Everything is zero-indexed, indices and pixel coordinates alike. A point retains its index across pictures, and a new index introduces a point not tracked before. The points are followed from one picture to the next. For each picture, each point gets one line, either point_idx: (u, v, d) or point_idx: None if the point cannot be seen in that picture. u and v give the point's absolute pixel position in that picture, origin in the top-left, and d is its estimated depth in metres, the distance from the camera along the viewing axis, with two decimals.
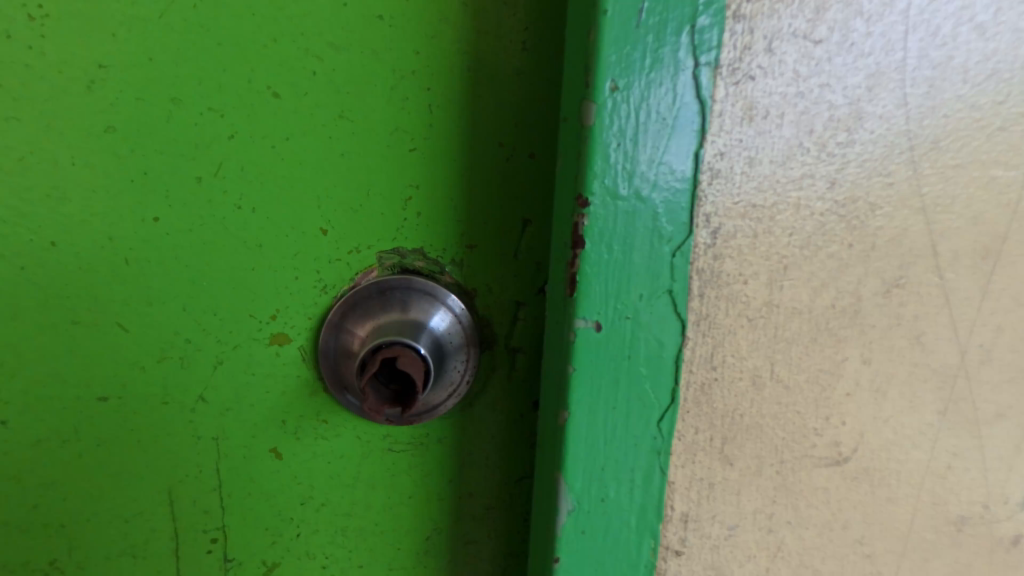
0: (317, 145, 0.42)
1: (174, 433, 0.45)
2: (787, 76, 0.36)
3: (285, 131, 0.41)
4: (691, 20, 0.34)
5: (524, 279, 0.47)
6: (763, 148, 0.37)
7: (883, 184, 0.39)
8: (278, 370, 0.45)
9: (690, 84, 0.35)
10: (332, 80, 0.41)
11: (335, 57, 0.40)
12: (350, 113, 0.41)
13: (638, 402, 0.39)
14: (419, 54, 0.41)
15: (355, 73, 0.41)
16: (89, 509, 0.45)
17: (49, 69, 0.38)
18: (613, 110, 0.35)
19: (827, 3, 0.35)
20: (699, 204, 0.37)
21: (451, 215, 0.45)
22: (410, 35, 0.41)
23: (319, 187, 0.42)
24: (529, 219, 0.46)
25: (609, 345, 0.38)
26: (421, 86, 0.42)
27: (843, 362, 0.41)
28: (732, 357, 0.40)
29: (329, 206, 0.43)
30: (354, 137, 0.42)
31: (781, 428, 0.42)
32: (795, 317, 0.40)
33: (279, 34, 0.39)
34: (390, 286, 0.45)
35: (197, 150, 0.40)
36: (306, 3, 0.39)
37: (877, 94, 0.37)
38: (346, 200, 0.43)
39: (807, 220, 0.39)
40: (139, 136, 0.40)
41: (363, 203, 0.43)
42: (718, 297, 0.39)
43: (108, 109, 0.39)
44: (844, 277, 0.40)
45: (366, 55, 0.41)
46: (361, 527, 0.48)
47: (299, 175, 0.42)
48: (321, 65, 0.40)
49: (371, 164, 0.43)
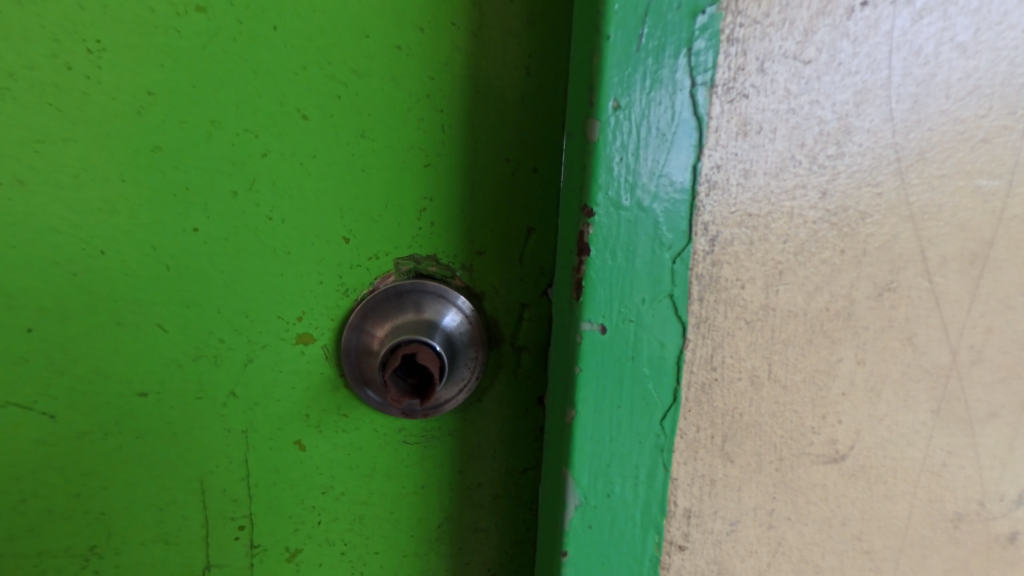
0: (341, 161, 0.45)
1: (207, 427, 0.47)
2: (779, 94, 0.39)
3: (312, 149, 0.44)
4: (688, 44, 0.37)
5: (533, 283, 0.49)
6: (757, 160, 0.39)
7: (872, 194, 0.41)
8: (302, 368, 0.48)
9: (687, 102, 0.38)
10: (355, 103, 0.44)
11: (358, 82, 0.43)
12: (371, 132, 0.44)
13: (641, 401, 0.41)
14: (438, 77, 0.44)
15: (377, 96, 0.44)
16: (127, 497, 0.47)
17: (103, 96, 0.41)
18: (616, 127, 0.38)
19: (815, 26, 0.38)
20: (698, 213, 0.40)
21: (463, 224, 0.47)
22: (428, 61, 0.44)
23: (343, 199, 0.45)
24: (534, 227, 0.48)
25: (614, 346, 0.41)
26: (436, 107, 0.45)
27: (837, 362, 0.43)
28: (730, 358, 0.42)
29: (351, 216, 0.46)
30: (375, 153, 0.45)
31: (779, 426, 0.44)
32: (791, 320, 0.42)
33: (308, 63, 0.42)
34: (406, 289, 0.47)
35: (233, 166, 0.44)
36: (333, 34, 0.42)
37: (864, 109, 0.40)
38: (366, 210, 0.46)
39: (801, 227, 0.41)
40: (181, 154, 0.43)
41: (383, 213, 0.46)
42: (718, 301, 0.41)
43: (155, 130, 0.42)
44: (837, 281, 0.42)
45: (387, 79, 0.43)
46: (378, 515, 0.51)
47: (325, 188, 0.45)
48: (346, 89, 0.43)
49: (390, 177, 0.45)
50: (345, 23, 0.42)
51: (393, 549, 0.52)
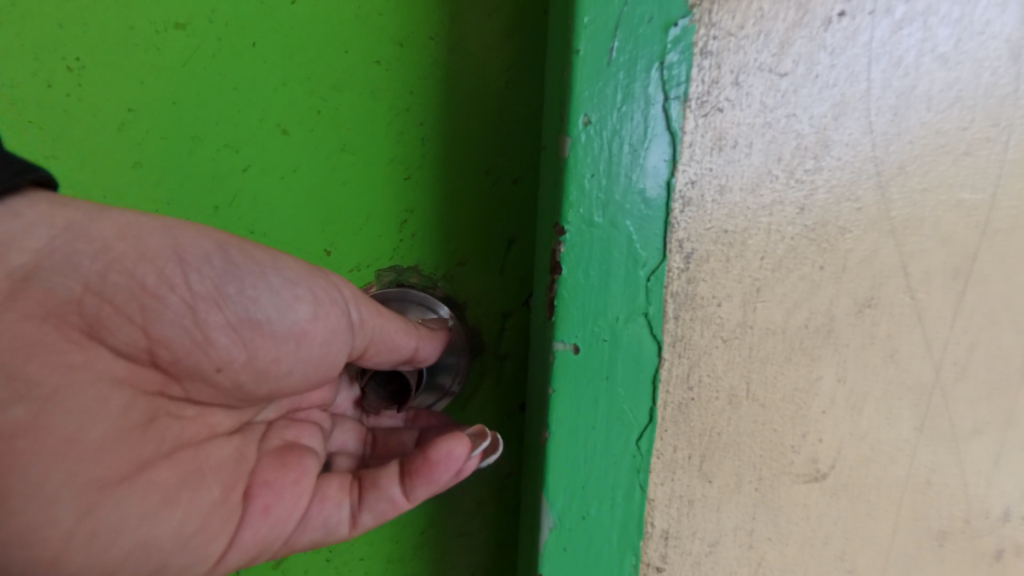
0: (322, 177, 0.44)
1: None
2: (754, 107, 0.38)
3: (293, 165, 0.43)
4: (660, 57, 0.36)
5: (516, 293, 0.48)
6: (733, 176, 0.38)
7: (851, 209, 0.40)
8: None
9: (661, 117, 0.37)
10: (336, 118, 0.43)
11: (338, 97, 0.42)
12: (352, 148, 0.43)
13: (616, 421, 0.41)
14: (421, 89, 0.43)
15: (359, 112, 0.43)
16: None
17: (81, 113, 0.40)
18: (588, 142, 0.37)
19: (791, 38, 0.37)
20: (673, 231, 0.39)
21: (448, 238, 0.46)
22: (409, 75, 0.43)
23: (325, 216, 0.44)
24: (515, 238, 0.47)
25: (588, 366, 0.40)
26: (418, 121, 0.44)
27: (817, 380, 0.42)
28: (708, 377, 0.41)
29: (333, 232, 0.45)
30: (357, 169, 0.44)
31: (758, 445, 0.43)
32: (770, 338, 0.41)
33: (288, 79, 0.42)
34: (387, 299, 0.47)
35: (213, 183, 0.43)
36: (313, 49, 0.41)
37: (843, 122, 0.39)
38: (348, 226, 0.45)
39: (779, 243, 0.40)
40: (160, 171, 0.42)
41: (365, 229, 0.45)
42: (693, 319, 0.40)
43: (133, 147, 0.41)
44: (816, 298, 0.41)
45: (368, 94, 0.43)
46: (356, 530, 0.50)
47: (306, 204, 0.44)
48: (327, 105, 0.42)
49: (372, 193, 0.44)
50: (325, 39, 0.41)
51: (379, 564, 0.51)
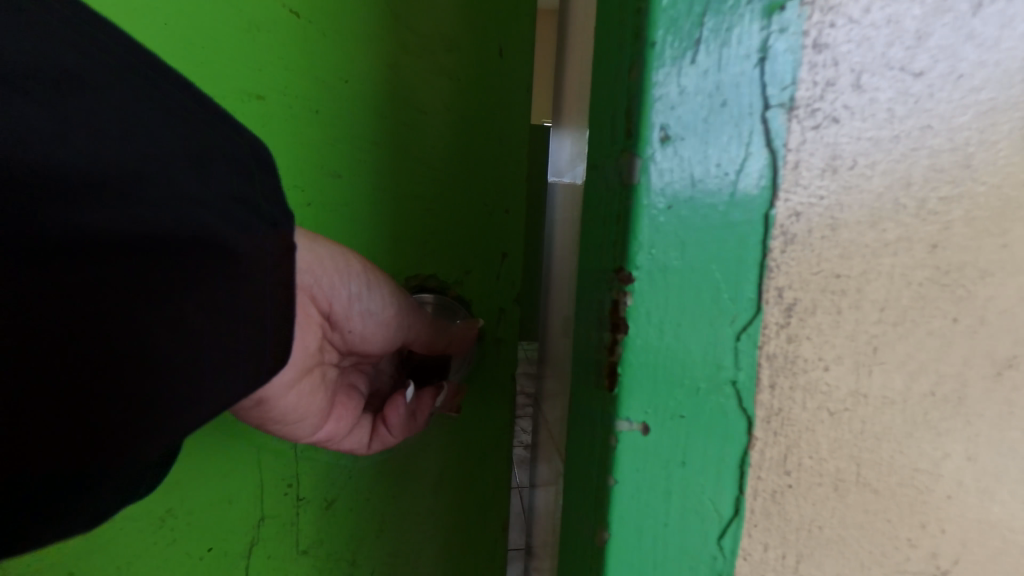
0: (368, 209, 0.58)
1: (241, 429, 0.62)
2: (879, 117, 0.29)
3: (345, 198, 0.57)
4: (761, 51, 0.27)
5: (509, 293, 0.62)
6: (847, 206, 0.30)
7: (995, 246, 0.31)
8: None
9: (758, 131, 0.28)
10: (377, 164, 0.57)
11: (378, 147, 0.57)
12: (391, 187, 0.58)
13: (694, 517, 0.32)
14: (442, 130, 0.58)
15: (394, 160, 0.57)
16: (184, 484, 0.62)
17: None
18: (664, 173, 0.28)
19: (929, 27, 0.28)
20: (769, 276, 0.30)
21: (464, 257, 0.60)
22: (430, 135, 0.58)
23: (370, 236, 0.58)
24: (508, 253, 0.61)
25: (661, 450, 0.31)
26: (440, 169, 0.58)
27: (943, 459, 0.34)
28: (808, 460, 0.32)
29: (376, 249, 0.59)
30: (394, 203, 0.58)
31: (868, 540, 0.34)
32: (887, 409, 0.32)
33: (340, 135, 0.56)
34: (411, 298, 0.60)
35: (286, 207, 0.57)
36: (357, 113, 0.56)
37: (992, 136, 0.30)
38: (387, 245, 0.59)
39: (903, 291, 0.31)
40: None
41: (400, 247, 0.59)
42: (792, 388, 0.31)
43: None
44: (946, 358, 0.32)
45: (400, 147, 0.57)
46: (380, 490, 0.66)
47: (356, 227, 0.58)
48: (370, 154, 0.57)
49: (407, 221, 0.59)
50: (365, 106, 0.56)
51: (415, 514, 0.67)
